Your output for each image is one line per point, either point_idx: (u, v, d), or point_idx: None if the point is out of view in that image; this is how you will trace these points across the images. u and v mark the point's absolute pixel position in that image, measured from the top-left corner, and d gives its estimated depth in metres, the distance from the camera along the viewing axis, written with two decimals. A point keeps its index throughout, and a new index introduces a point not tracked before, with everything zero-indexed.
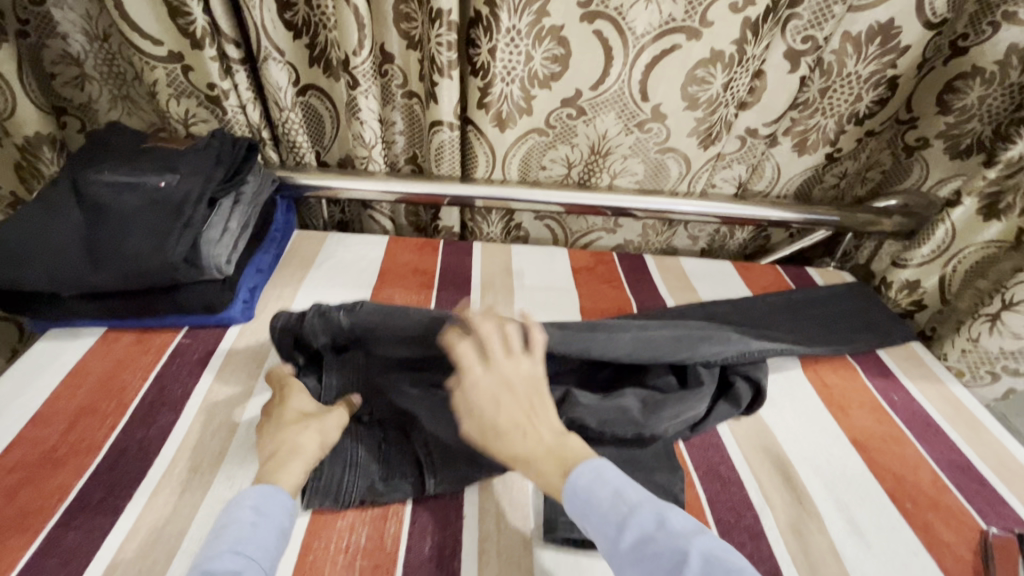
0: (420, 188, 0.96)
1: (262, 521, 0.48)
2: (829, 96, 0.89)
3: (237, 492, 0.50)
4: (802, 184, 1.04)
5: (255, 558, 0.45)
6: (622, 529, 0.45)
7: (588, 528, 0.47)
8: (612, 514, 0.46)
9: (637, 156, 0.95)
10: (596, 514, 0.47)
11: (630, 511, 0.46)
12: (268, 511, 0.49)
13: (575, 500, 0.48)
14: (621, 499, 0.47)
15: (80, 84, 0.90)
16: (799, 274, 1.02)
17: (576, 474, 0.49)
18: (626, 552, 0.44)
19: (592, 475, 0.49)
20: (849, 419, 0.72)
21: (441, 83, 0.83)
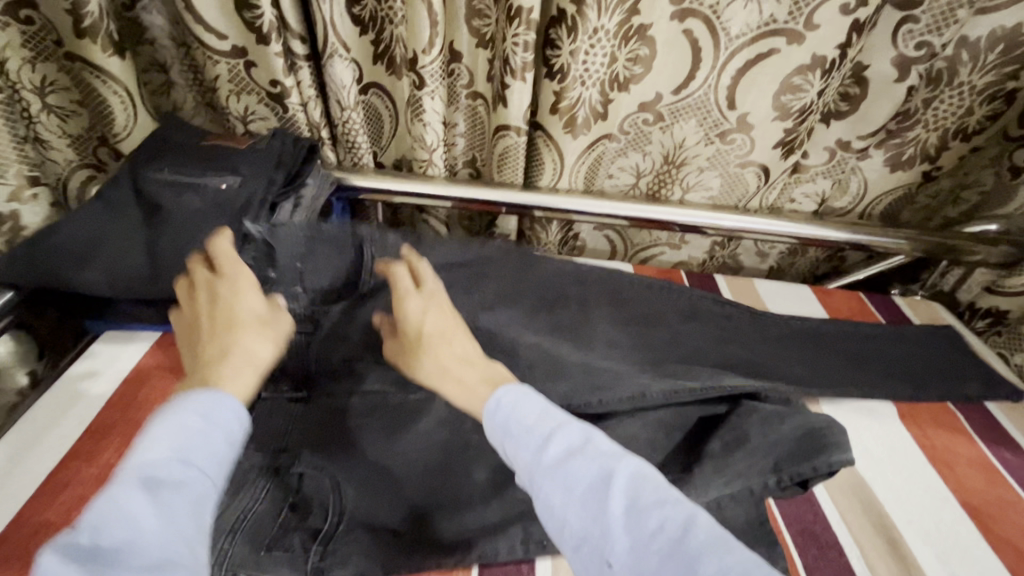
0: (479, 194, 0.91)
1: (199, 430, 0.43)
2: (933, 108, 0.81)
3: (179, 396, 0.45)
4: (892, 203, 0.96)
5: (196, 466, 0.41)
6: (544, 443, 0.46)
7: (505, 442, 0.48)
8: (533, 430, 0.47)
9: (715, 169, 0.87)
10: (517, 430, 0.47)
11: (554, 429, 0.47)
12: (212, 423, 0.44)
13: (497, 416, 0.48)
14: (546, 419, 0.48)
15: (167, 92, 0.90)
16: (887, 306, 0.93)
17: (500, 394, 0.50)
18: (546, 466, 0.44)
19: (517, 396, 0.50)
20: (959, 477, 0.65)
21: (512, 85, 0.78)
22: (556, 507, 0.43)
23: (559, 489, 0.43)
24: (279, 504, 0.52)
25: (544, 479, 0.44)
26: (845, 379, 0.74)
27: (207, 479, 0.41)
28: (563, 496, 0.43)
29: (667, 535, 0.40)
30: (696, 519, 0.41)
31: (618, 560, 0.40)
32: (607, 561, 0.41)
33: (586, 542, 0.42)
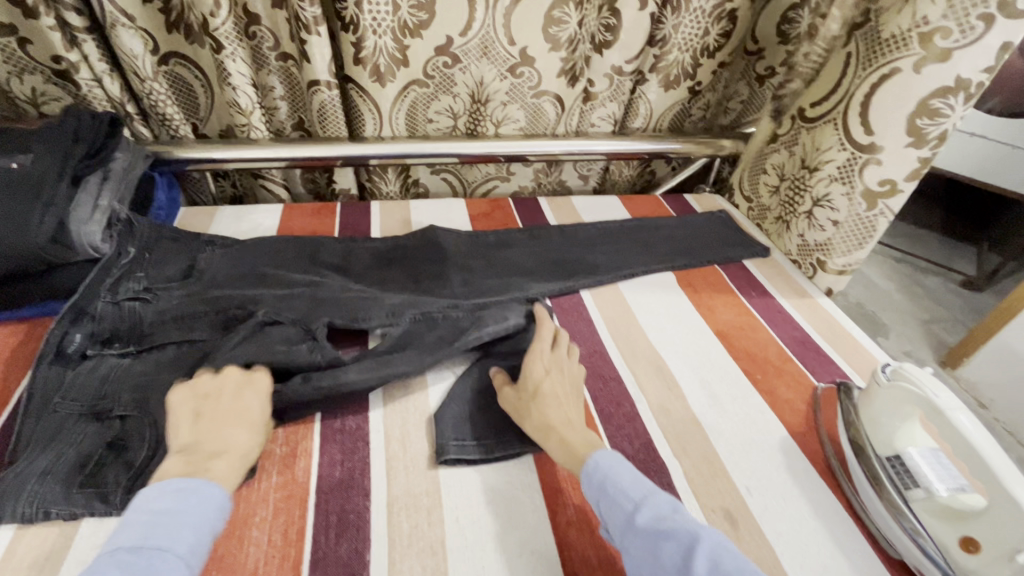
0: (307, 152, 0.96)
1: (181, 517, 0.45)
2: (679, 32, 0.97)
3: (167, 482, 0.47)
4: (675, 116, 1.14)
5: (171, 549, 0.42)
6: (633, 506, 0.49)
7: (599, 501, 0.51)
8: (626, 492, 0.50)
9: (515, 102, 1.00)
10: (612, 493, 0.51)
11: (646, 495, 0.50)
12: (201, 508, 0.46)
13: (594, 476, 0.52)
14: (637, 485, 0.51)
15: None
16: (678, 202, 1.12)
17: (596, 458, 0.53)
18: (639, 526, 0.47)
19: (613, 461, 0.53)
20: (715, 314, 0.84)
21: (310, 40, 0.84)
22: (645, 566, 0.46)
23: (646, 549, 0.46)
24: (100, 441, 0.56)
25: (633, 539, 0.47)
26: (631, 261, 0.91)
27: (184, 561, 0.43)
28: (651, 555, 0.46)
29: None
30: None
31: None
32: None
33: None
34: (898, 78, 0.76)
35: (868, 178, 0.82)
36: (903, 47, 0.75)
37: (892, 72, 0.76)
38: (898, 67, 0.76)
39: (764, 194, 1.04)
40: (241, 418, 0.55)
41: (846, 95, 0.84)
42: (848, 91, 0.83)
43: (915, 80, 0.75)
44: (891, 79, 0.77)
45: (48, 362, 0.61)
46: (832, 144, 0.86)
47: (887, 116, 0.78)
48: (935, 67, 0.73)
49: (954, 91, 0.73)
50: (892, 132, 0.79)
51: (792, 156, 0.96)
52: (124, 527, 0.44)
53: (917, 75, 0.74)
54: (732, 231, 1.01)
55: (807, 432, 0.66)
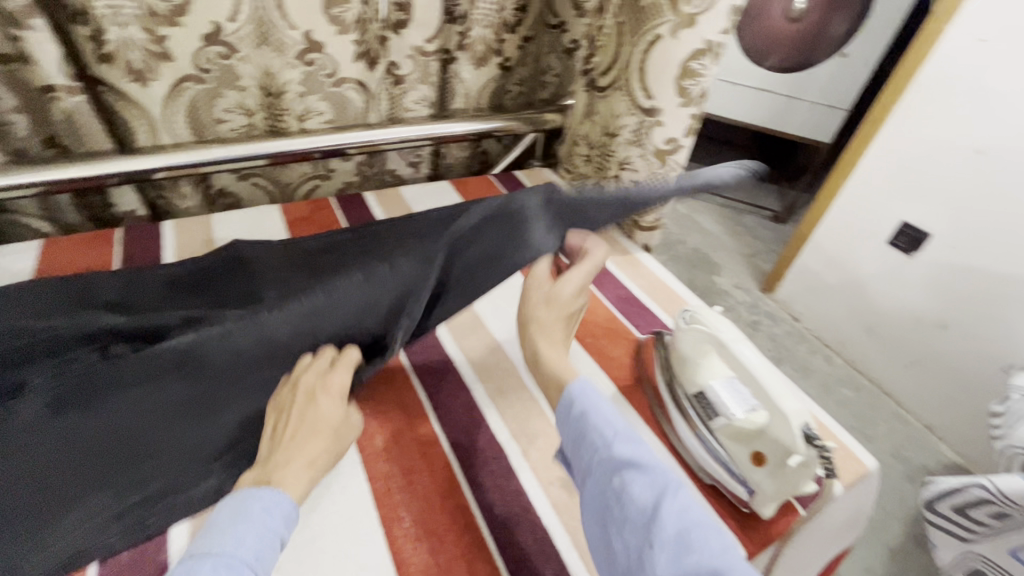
0: (63, 174, 0.79)
1: (247, 526, 0.44)
2: (475, 7, 0.98)
3: (243, 489, 0.47)
4: (492, 94, 1.15)
5: (236, 555, 0.42)
6: (611, 438, 0.47)
7: (575, 430, 0.49)
8: (609, 421, 0.48)
9: (316, 93, 0.92)
10: (591, 423, 0.48)
11: (625, 429, 0.48)
12: (270, 516, 0.45)
13: (574, 405, 0.50)
14: (619, 418, 0.49)
15: None
16: (509, 181, 1.13)
17: (582, 385, 0.52)
18: (613, 456, 0.45)
19: (599, 394, 0.51)
20: None
21: (27, 37, 0.69)
22: (612, 497, 0.44)
23: (614, 480, 0.44)
24: None
25: (605, 466, 0.46)
26: None
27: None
28: (619, 489, 0.44)
29: (705, 550, 0.38)
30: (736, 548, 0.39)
31: (658, 544, 0.39)
32: (646, 548, 0.40)
33: (626, 533, 0.42)
34: (662, 43, 0.81)
35: (657, 138, 0.91)
36: (658, 13, 0.79)
37: (655, 38, 0.81)
38: (659, 33, 0.81)
39: (582, 164, 1.08)
40: (319, 428, 0.53)
41: (624, 63, 0.89)
42: (627, 61, 0.88)
43: (672, 45, 0.81)
44: (660, 46, 0.82)
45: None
46: (624, 110, 0.92)
47: (660, 78, 0.85)
48: (687, 33, 0.79)
49: (704, 53, 0.81)
50: (666, 94, 0.86)
51: (596, 124, 1.00)
52: (202, 538, 0.43)
53: (674, 39, 0.80)
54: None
55: (632, 385, 0.71)
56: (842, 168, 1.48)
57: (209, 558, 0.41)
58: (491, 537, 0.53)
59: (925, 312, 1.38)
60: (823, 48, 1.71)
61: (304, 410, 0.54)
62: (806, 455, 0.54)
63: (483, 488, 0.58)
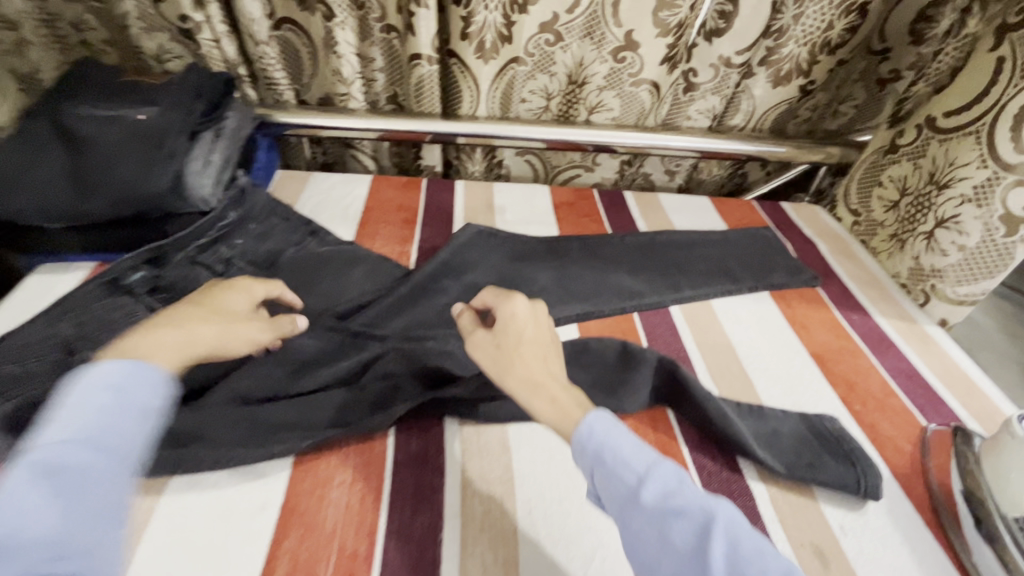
0: (399, 125, 0.96)
1: (117, 405, 0.42)
2: (800, 22, 0.91)
3: (90, 366, 0.43)
4: (778, 117, 1.08)
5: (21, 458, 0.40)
6: (636, 478, 0.43)
7: (596, 471, 0.45)
8: (627, 464, 0.44)
9: (613, 89, 0.96)
10: (610, 463, 0.45)
11: (648, 465, 0.44)
12: (141, 391, 0.43)
13: (587, 446, 0.46)
14: (640, 450, 0.45)
15: (20, 50, 0.86)
16: (774, 211, 1.05)
17: (590, 420, 0.47)
18: (644, 498, 0.42)
19: (608, 425, 0.47)
20: (810, 335, 0.77)
21: (417, 14, 0.84)
22: (654, 547, 0.40)
23: (654, 528, 0.41)
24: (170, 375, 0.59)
25: (639, 516, 0.42)
26: (719, 271, 0.86)
27: (128, 456, 0.41)
28: (659, 535, 0.40)
29: None
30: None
31: None
32: None
33: None
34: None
35: (1012, 204, 0.73)
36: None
37: None
38: None
39: (878, 209, 0.94)
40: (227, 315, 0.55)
41: (996, 103, 0.74)
42: (996, 100, 0.74)
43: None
44: None
45: (104, 284, 0.65)
46: (970, 159, 0.77)
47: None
48: None
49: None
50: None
51: (917, 169, 0.86)
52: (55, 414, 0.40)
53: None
54: (829, 255, 0.93)
55: (913, 478, 0.60)
56: None
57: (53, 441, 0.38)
58: None
59: None
60: None
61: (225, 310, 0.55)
62: None
63: None
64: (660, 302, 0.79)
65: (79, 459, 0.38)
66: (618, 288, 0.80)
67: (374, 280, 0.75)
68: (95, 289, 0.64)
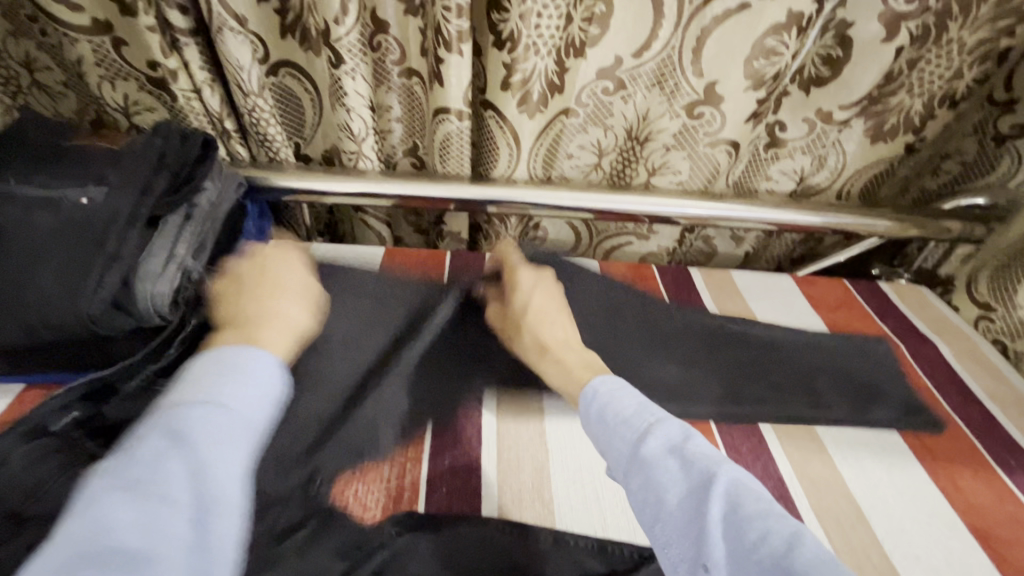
0: (419, 189, 0.79)
1: (243, 379, 0.41)
2: (923, 72, 0.73)
3: (220, 351, 0.42)
4: (870, 182, 0.89)
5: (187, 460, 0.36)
6: (638, 436, 0.45)
7: (600, 434, 0.48)
8: (629, 423, 0.46)
9: (683, 150, 0.78)
10: (614, 423, 0.47)
11: (651, 423, 0.46)
12: (266, 370, 0.42)
13: (594, 408, 0.49)
14: (643, 413, 0.47)
15: None
16: (871, 294, 0.86)
17: (599, 384, 0.50)
18: (646, 453, 0.44)
19: (615, 387, 0.50)
20: (965, 493, 0.58)
21: (447, 59, 0.66)
22: (653, 509, 0.42)
23: (652, 486, 0.42)
24: None
25: (637, 473, 0.44)
26: (823, 390, 0.67)
27: (252, 431, 0.40)
28: (656, 496, 0.42)
29: (769, 549, 0.37)
30: (801, 540, 0.37)
31: (713, 563, 0.37)
32: (701, 563, 0.38)
33: (674, 543, 0.40)
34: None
35: None
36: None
37: None
38: None
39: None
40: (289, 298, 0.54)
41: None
42: None
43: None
44: None
45: (24, 436, 0.46)
46: None
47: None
48: None
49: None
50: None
51: None
52: (186, 386, 0.40)
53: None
54: (955, 363, 0.75)
55: None
56: None
57: (191, 412, 0.38)
58: None
59: None
60: None
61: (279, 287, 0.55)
62: None
63: None
64: (756, 441, 0.61)
65: (215, 431, 0.38)
66: (700, 422, 0.62)
67: (385, 416, 0.58)
68: (10, 444, 0.45)
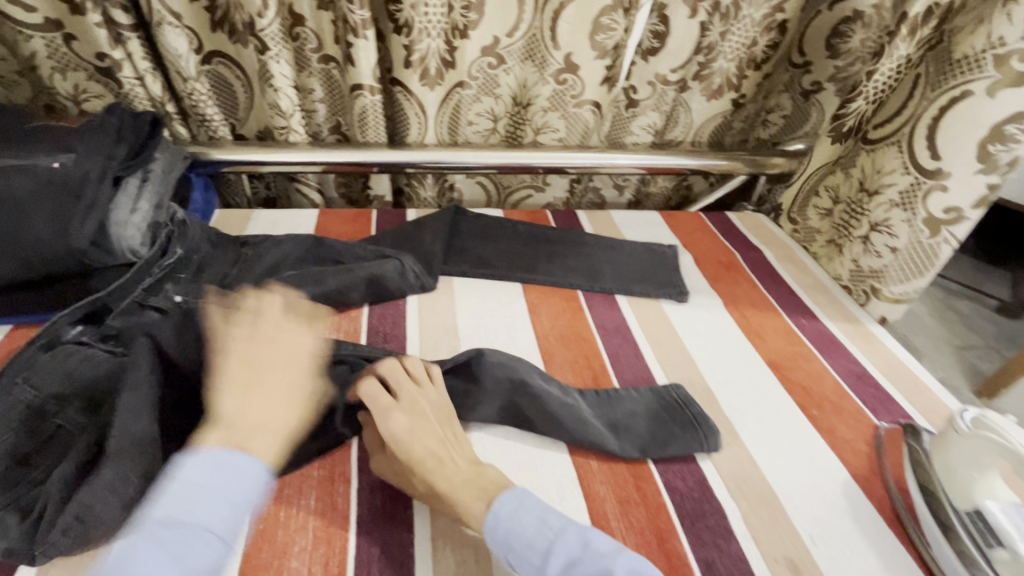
0: (345, 156, 0.94)
1: (216, 490, 0.44)
2: (727, 40, 0.95)
3: (205, 452, 0.45)
4: (713, 131, 1.11)
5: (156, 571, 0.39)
6: (545, 559, 0.45)
7: (509, 558, 0.47)
8: (534, 544, 0.46)
9: (557, 110, 0.97)
10: (517, 547, 0.47)
11: (554, 540, 0.46)
12: (242, 485, 0.45)
13: (497, 533, 0.48)
14: (543, 529, 0.47)
15: None
16: (719, 219, 1.09)
17: (495, 512, 0.49)
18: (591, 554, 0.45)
19: (514, 506, 0.49)
20: (766, 343, 0.79)
21: (356, 43, 0.82)
22: None
23: None
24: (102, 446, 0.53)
25: None
26: (668, 280, 0.88)
27: (224, 539, 0.43)
28: None
29: None
30: None
31: None
32: None
33: None
34: (970, 101, 0.75)
35: (932, 207, 0.81)
36: (977, 68, 0.75)
37: (962, 93, 0.76)
38: (968, 89, 0.75)
39: (814, 217, 1.01)
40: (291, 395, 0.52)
41: (913, 116, 0.83)
42: (915, 113, 0.82)
43: (986, 103, 0.74)
44: (964, 103, 0.76)
45: (44, 346, 0.59)
46: (894, 167, 0.84)
47: (955, 143, 0.77)
48: (1010, 92, 0.72)
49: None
50: (960, 158, 0.77)
51: (850, 179, 0.93)
52: (162, 496, 0.43)
53: (990, 98, 0.74)
54: (775, 264, 0.97)
55: (869, 476, 0.63)
56: None
57: (160, 525, 0.41)
58: None
59: None
60: None
61: (261, 370, 0.53)
62: None
63: (702, 543, 0.54)
64: (620, 321, 0.80)
65: (182, 549, 0.41)
66: (577, 312, 0.81)
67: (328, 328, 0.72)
68: (34, 353, 0.58)
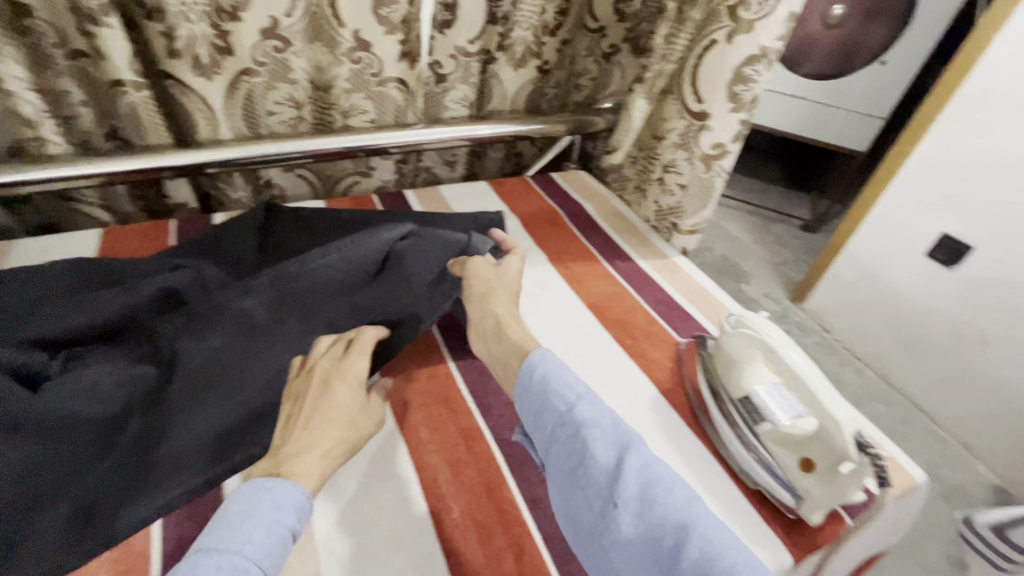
0: (126, 165, 0.82)
1: (264, 517, 0.45)
2: (520, 9, 0.98)
3: (252, 483, 0.48)
4: (528, 97, 1.15)
5: None
6: (573, 402, 0.53)
7: (537, 399, 0.54)
8: (569, 393, 0.54)
9: (361, 92, 0.94)
10: (554, 393, 0.54)
11: (584, 397, 0.54)
12: (279, 511, 0.46)
13: (540, 376, 0.56)
14: (579, 387, 0.55)
15: None
16: (545, 180, 1.15)
17: (544, 361, 0.58)
18: (577, 417, 0.51)
19: (559, 365, 0.57)
20: (585, 288, 0.86)
21: (100, 33, 0.73)
22: (579, 462, 0.49)
23: (584, 440, 0.49)
24: None
25: (574, 431, 0.51)
26: None
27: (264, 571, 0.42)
28: (586, 450, 0.49)
29: (668, 490, 0.46)
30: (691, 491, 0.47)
31: (623, 501, 0.45)
32: (611, 503, 0.46)
33: (588, 490, 0.47)
34: (717, 49, 0.83)
35: (703, 144, 0.91)
36: (717, 19, 0.83)
37: (710, 43, 0.84)
38: (715, 38, 0.83)
39: (624, 166, 1.12)
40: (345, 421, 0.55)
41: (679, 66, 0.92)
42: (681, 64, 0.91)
43: (728, 51, 0.83)
44: (715, 50, 0.84)
45: None
46: (673, 114, 0.94)
47: (709, 84, 0.86)
48: (745, 38, 0.80)
49: (759, 59, 0.80)
50: (715, 98, 0.86)
51: (645, 127, 1.04)
52: (211, 530, 0.44)
53: (730, 44, 0.82)
54: (595, 216, 1.05)
55: (672, 386, 0.72)
56: (884, 175, 1.46)
57: (206, 554, 0.42)
58: (536, 532, 0.55)
59: (965, 327, 1.37)
60: (858, 57, 1.71)
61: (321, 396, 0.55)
62: (858, 463, 0.53)
63: (529, 483, 0.59)
64: None
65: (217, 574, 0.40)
66: None
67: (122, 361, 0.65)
68: None
